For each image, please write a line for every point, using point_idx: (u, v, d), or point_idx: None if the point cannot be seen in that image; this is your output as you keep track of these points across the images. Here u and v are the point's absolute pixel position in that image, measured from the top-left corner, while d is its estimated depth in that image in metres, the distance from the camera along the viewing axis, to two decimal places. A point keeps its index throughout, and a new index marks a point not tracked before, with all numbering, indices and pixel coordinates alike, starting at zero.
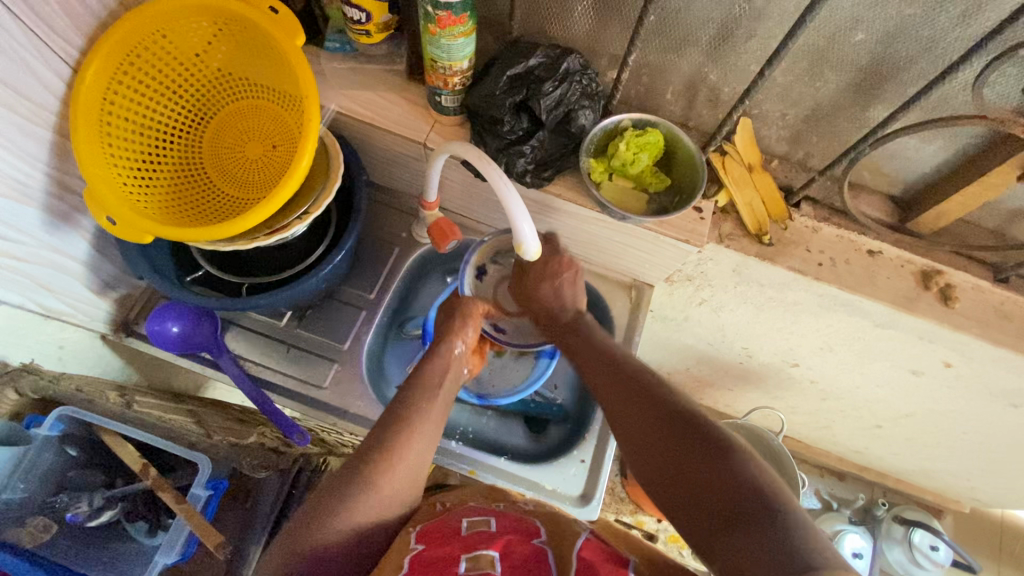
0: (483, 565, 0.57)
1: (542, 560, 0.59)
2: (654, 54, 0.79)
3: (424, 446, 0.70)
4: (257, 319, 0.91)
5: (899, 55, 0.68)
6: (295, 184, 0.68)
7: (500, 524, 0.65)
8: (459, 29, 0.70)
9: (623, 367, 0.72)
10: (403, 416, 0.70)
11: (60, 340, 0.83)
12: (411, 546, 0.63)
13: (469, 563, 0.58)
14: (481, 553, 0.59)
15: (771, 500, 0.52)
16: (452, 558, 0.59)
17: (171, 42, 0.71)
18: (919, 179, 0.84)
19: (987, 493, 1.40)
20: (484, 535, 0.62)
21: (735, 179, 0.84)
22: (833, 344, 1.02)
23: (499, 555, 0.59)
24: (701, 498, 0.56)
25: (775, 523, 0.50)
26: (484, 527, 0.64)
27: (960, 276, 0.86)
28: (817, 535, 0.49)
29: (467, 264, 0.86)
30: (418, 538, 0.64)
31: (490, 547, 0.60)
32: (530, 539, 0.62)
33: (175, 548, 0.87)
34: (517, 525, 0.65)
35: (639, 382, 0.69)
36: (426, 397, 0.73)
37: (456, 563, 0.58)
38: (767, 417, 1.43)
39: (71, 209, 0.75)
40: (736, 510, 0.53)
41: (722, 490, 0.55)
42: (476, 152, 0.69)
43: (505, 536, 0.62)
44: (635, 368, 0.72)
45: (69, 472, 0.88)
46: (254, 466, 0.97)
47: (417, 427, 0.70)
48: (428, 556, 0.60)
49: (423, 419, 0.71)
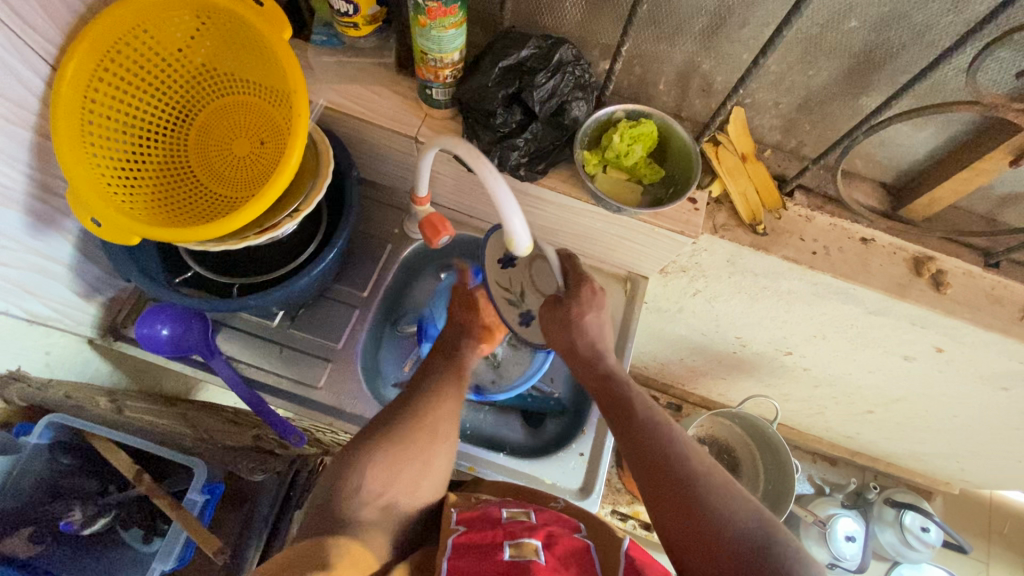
0: (526, 553, 0.57)
1: (586, 556, 0.60)
2: (646, 44, 0.78)
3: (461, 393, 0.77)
4: (249, 319, 0.90)
5: (892, 42, 0.68)
6: (285, 181, 0.66)
7: (541, 517, 0.64)
8: (450, 20, 0.69)
9: (658, 445, 0.67)
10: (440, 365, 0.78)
11: (47, 345, 0.81)
12: (453, 527, 0.63)
13: (513, 550, 0.58)
14: (525, 542, 0.58)
15: None
16: (494, 543, 0.59)
17: (154, 38, 0.69)
18: (910, 165, 0.84)
19: (976, 474, 1.43)
20: (527, 525, 0.62)
21: (728, 170, 0.84)
22: (826, 331, 1.03)
23: (542, 545, 0.58)
24: None
25: None
26: (527, 517, 0.64)
27: (951, 262, 0.87)
28: None
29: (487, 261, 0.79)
30: (458, 520, 0.65)
31: (533, 536, 0.59)
32: (573, 531, 0.64)
33: (172, 555, 0.86)
34: (559, 519, 0.65)
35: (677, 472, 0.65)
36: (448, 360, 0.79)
37: (497, 550, 0.57)
38: (760, 405, 1.44)
39: (54, 211, 0.73)
40: None
41: None
42: (470, 145, 0.67)
43: (547, 526, 0.62)
44: (677, 443, 0.67)
45: (61, 480, 0.86)
46: (251, 469, 0.93)
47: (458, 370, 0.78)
48: (470, 540, 0.60)
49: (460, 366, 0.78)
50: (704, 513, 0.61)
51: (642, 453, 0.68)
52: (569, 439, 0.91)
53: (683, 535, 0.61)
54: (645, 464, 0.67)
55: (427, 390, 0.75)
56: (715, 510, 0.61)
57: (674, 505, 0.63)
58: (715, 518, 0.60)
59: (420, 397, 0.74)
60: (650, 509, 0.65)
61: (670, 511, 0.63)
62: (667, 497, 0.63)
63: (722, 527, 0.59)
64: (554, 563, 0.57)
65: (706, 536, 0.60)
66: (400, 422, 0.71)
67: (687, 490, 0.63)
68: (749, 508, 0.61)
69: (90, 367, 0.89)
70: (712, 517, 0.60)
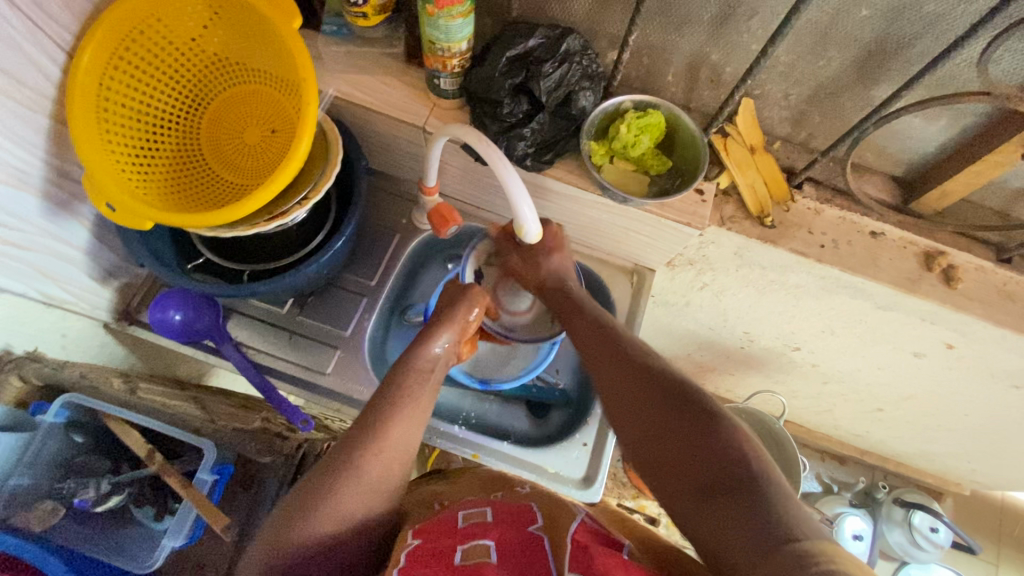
0: (476, 555, 0.54)
1: (536, 547, 0.55)
2: (655, 35, 0.78)
3: (411, 436, 0.65)
4: (259, 306, 0.92)
5: (903, 31, 0.68)
6: (294, 169, 0.67)
7: (497, 514, 0.61)
8: (457, 10, 0.69)
9: (610, 332, 0.68)
10: (384, 409, 0.65)
11: (63, 328, 0.83)
12: (408, 541, 0.59)
13: (465, 553, 0.55)
14: (477, 543, 0.55)
15: (755, 471, 0.49)
16: (448, 549, 0.56)
17: (167, 27, 0.71)
18: (922, 159, 0.83)
19: (988, 474, 1.41)
20: (482, 525, 0.59)
21: (736, 161, 0.84)
22: (834, 327, 1.02)
23: (494, 544, 0.55)
24: (679, 476, 0.53)
25: (760, 494, 0.47)
26: (481, 517, 0.61)
27: (963, 257, 0.86)
28: (805, 512, 0.46)
29: (468, 255, 0.85)
30: (415, 534, 0.61)
31: (486, 537, 0.57)
32: (524, 526, 0.58)
33: (183, 531, 0.88)
34: (514, 515, 0.61)
35: (624, 348, 0.65)
36: (406, 382, 0.68)
37: (451, 554, 0.55)
38: (767, 402, 1.43)
39: (70, 197, 0.75)
40: (721, 479, 0.50)
41: (711, 461, 0.51)
42: (476, 135, 0.69)
43: (501, 525, 0.59)
44: (626, 331, 0.69)
45: (75, 458, 0.89)
46: (259, 451, 0.99)
47: (404, 414, 0.65)
48: (423, 550, 0.56)
49: (408, 406, 0.66)
50: (657, 405, 0.58)
51: (592, 337, 0.69)
52: (572, 429, 0.92)
53: (625, 395, 0.61)
54: (602, 374, 0.65)
55: (374, 426, 0.64)
56: (665, 398, 0.58)
57: (618, 372, 0.63)
58: (668, 406, 0.57)
59: (371, 424, 0.64)
60: (598, 383, 0.65)
61: (628, 415, 0.60)
62: (623, 402, 0.61)
63: (673, 414, 0.56)
64: (505, 562, 0.53)
65: (659, 427, 0.56)
66: (344, 470, 0.60)
67: (638, 386, 0.60)
68: (703, 392, 0.57)
69: (106, 350, 0.91)
70: (663, 407, 0.57)
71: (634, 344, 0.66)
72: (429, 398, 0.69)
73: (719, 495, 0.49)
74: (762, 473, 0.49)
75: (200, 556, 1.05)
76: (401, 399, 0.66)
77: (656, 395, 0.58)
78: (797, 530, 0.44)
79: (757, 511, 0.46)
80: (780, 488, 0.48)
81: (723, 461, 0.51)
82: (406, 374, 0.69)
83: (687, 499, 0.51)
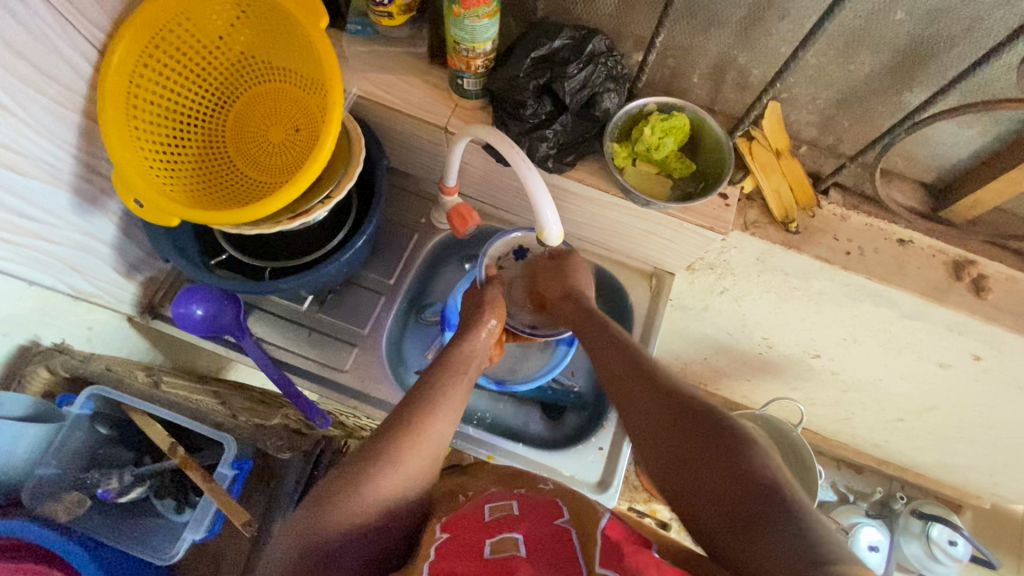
0: (508, 549, 0.54)
1: (562, 539, 0.55)
2: (681, 36, 0.77)
3: (443, 433, 0.65)
4: (279, 302, 0.92)
5: (939, 36, 0.66)
6: (318, 168, 0.68)
7: (523, 507, 0.61)
8: (484, 10, 0.69)
9: (632, 358, 0.67)
10: (417, 405, 0.66)
11: (89, 321, 0.85)
12: (437, 534, 0.59)
13: (495, 546, 0.55)
14: (506, 537, 0.55)
15: (786, 502, 0.47)
16: (479, 542, 0.56)
17: (196, 26, 0.72)
18: (953, 165, 0.81)
19: (1010, 488, 1.38)
20: (509, 518, 0.59)
21: (761, 165, 0.82)
22: (857, 335, 1.00)
23: (524, 538, 0.55)
24: (708, 507, 0.52)
25: (792, 526, 0.46)
26: (508, 511, 0.60)
27: (994, 266, 0.84)
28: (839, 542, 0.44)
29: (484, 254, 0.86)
30: (443, 526, 0.61)
31: (515, 530, 0.57)
32: (552, 519, 0.58)
33: (203, 524, 0.89)
34: (539, 507, 0.61)
35: (646, 375, 0.64)
36: (436, 383, 0.68)
37: (481, 547, 0.55)
38: (784, 409, 1.41)
39: (99, 192, 0.76)
40: (750, 510, 0.48)
41: (737, 490, 0.50)
42: (500, 135, 0.68)
43: (528, 518, 0.58)
44: (649, 356, 0.68)
45: (99, 450, 0.91)
46: (279, 448, 0.96)
47: (437, 414, 0.66)
48: (452, 543, 0.57)
49: (440, 403, 0.66)
50: (682, 433, 0.57)
51: (614, 364, 0.68)
52: (588, 432, 0.92)
53: (650, 425, 0.60)
54: (623, 397, 0.65)
55: (402, 423, 0.64)
56: (687, 421, 0.57)
57: (642, 403, 0.62)
58: (692, 434, 0.56)
59: (401, 420, 0.64)
60: (623, 413, 0.64)
61: (650, 438, 0.60)
62: (648, 429, 0.60)
63: (697, 439, 0.55)
64: (535, 555, 0.53)
65: (685, 454, 0.56)
66: (373, 463, 0.61)
67: (663, 415, 0.60)
68: (727, 417, 0.56)
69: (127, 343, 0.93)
70: (687, 435, 0.56)
71: (658, 369, 0.65)
72: (464, 394, 0.70)
73: (748, 525, 0.48)
74: (791, 503, 0.47)
75: (216, 549, 1.07)
76: (429, 397, 0.66)
77: (680, 423, 0.58)
78: (830, 559, 0.43)
79: (790, 540, 0.45)
80: (813, 518, 0.46)
81: (749, 489, 0.49)
82: (441, 372, 0.69)
83: (717, 532, 0.51)
